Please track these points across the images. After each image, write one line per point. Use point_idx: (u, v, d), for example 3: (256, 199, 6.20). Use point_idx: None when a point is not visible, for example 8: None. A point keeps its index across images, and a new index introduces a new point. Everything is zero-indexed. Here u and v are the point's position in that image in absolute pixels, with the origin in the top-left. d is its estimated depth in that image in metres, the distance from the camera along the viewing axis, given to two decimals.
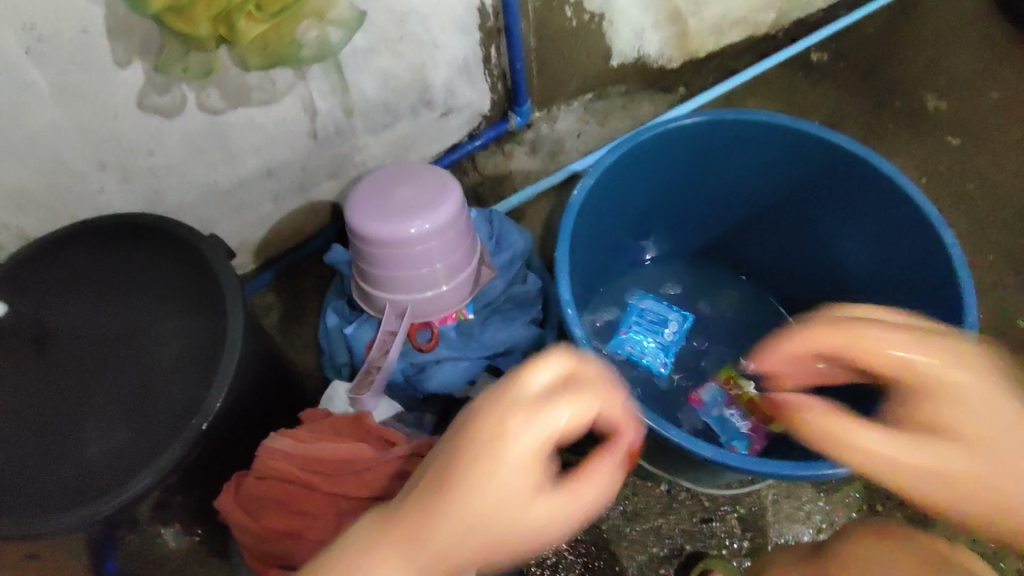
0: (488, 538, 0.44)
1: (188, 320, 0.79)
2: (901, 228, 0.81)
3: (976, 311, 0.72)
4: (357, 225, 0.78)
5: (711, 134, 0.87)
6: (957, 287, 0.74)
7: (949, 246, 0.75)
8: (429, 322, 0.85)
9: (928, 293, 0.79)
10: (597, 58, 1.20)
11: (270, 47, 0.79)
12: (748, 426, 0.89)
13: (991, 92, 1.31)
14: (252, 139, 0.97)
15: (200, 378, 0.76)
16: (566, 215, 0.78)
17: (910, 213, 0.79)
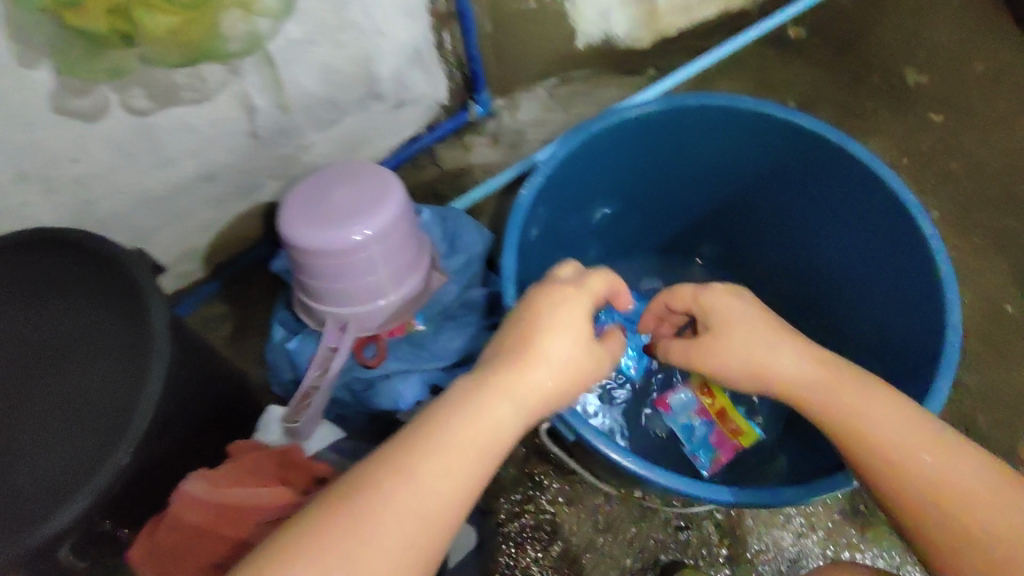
0: (567, 376, 0.58)
1: (106, 324, 0.69)
2: (882, 220, 0.75)
3: (959, 310, 0.67)
4: (289, 235, 0.71)
5: (673, 122, 0.80)
6: (937, 282, 0.69)
7: (930, 238, 0.70)
8: (376, 335, 0.79)
9: (912, 287, 0.73)
10: (559, 41, 1.13)
11: (188, 41, 0.73)
12: (713, 437, 0.89)
13: (976, 63, 1.25)
14: (187, 142, 0.90)
15: (128, 390, 0.66)
16: (512, 220, 0.73)
17: (889, 203, 0.74)
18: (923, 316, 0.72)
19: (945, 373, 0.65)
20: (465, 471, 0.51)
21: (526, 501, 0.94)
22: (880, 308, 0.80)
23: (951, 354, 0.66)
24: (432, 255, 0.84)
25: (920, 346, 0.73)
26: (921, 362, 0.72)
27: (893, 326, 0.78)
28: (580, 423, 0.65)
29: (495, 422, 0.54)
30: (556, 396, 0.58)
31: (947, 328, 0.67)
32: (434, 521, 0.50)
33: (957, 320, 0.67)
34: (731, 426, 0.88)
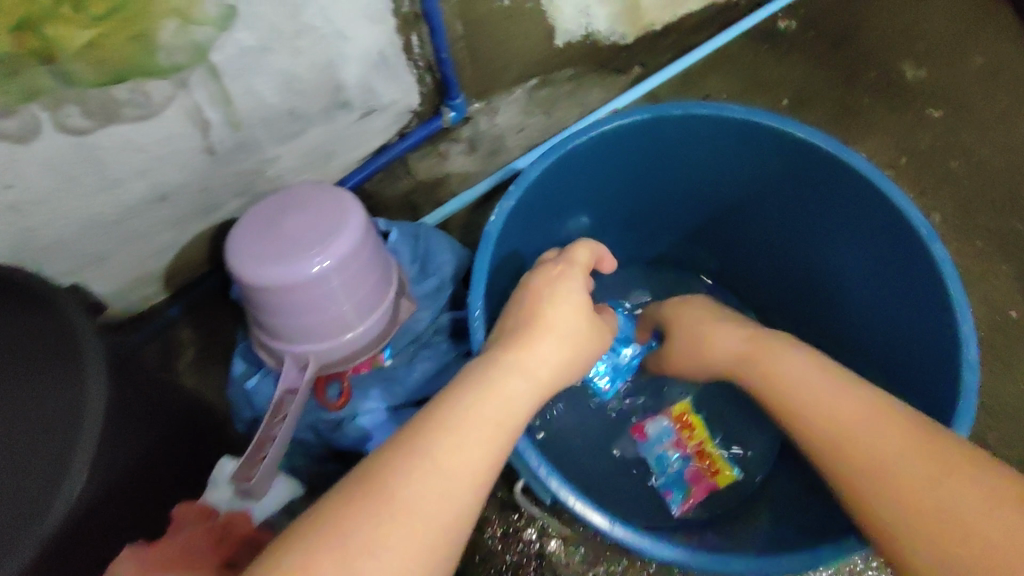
0: (566, 354, 0.64)
1: (23, 336, 0.61)
2: (892, 238, 0.69)
3: (975, 346, 0.62)
4: (239, 269, 0.65)
5: (657, 133, 0.74)
6: (949, 310, 0.64)
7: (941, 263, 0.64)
8: (340, 372, 0.73)
9: (917, 308, 0.68)
10: (538, 40, 1.06)
11: (115, 52, 0.68)
12: (688, 473, 0.85)
13: (974, 56, 1.19)
14: (134, 160, 0.82)
15: (59, 434, 0.56)
16: (480, 250, 0.66)
17: (895, 220, 0.68)
18: (932, 344, 0.67)
19: (964, 414, 0.60)
20: (489, 439, 0.53)
21: (511, 539, 0.88)
22: (884, 331, 0.74)
23: (969, 392, 0.60)
24: (400, 281, 0.77)
25: (931, 375, 0.67)
26: (932, 390, 0.67)
27: (901, 354, 0.72)
28: (561, 487, 0.61)
29: (511, 394, 0.57)
30: (557, 374, 0.62)
31: (962, 365, 0.62)
32: (466, 483, 0.50)
33: (974, 357, 0.62)
34: (710, 463, 0.86)
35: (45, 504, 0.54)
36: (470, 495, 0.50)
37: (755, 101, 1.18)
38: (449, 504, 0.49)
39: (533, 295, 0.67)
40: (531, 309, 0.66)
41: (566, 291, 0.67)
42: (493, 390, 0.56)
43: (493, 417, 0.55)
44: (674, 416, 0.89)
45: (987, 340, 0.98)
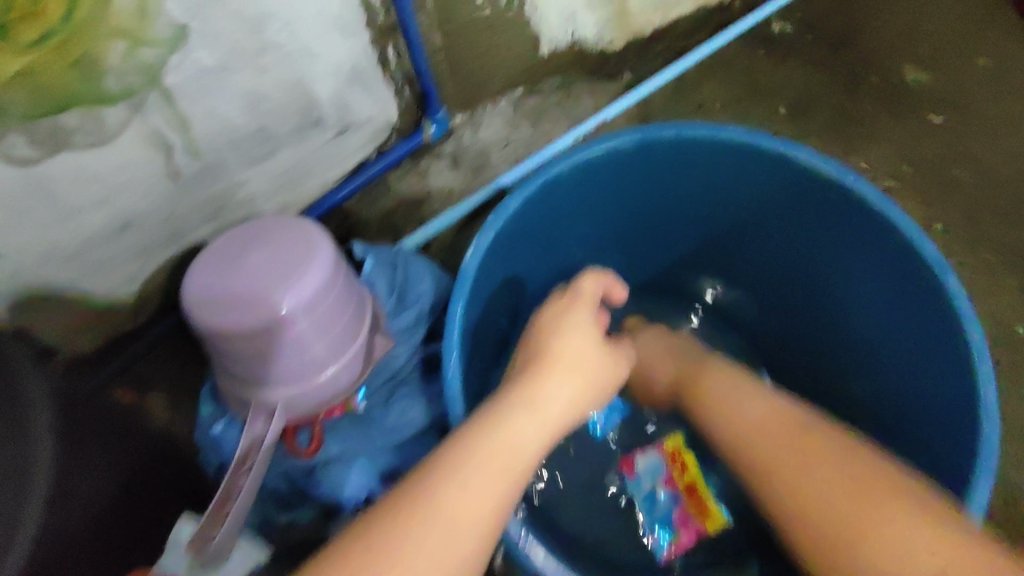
0: (581, 388, 0.59)
1: None
2: (900, 269, 0.65)
3: (994, 390, 0.57)
4: (198, 315, 0.60)
5: (647, 156, 0.71)
6: (965, 350, 0.59)
7: (956, 299, 0.60)
8: (312, 418, 0.68)
9: (931, 341, 0.64)
10: (522, 49, 1.01)
11: (54, 79, 0.63)
12: (676, 515, 0.80)
13: (978, 57, 1.15)
14: (91, 191, 0.76)
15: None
16: (457, 288, 0.62)
17: (901, 250, 0.64)
18: (947, 387, 0.62)
19: (987, 466, 0.54)
20: (500, 485, 0.49)
21: None
22: (896, 365, 0.70)
23: (991, 441, 0.55)
24: (375, 317, 0.72)
25: (948, 415, 0.62)
26: (948, 430, 0.62)
27: (913, 394, 0.67)
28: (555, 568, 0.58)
29: (524, 432, 0.53)
30: (574, 411, 0.58)
31: (981, 412, 0.57)
32: (473, 536, 0.46)
33: (993, 402, 0.56)
34: (700, 505, 0.80)
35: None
36: (476, 549, 0.46)
37: (752, 108, 1.12)
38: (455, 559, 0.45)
39: (544, 325, 0.64)
40: (543, 340, 0.62)
41: (577, 321, 0.64)
42: (505, 429, 0.52)
43: (504, 461, 0.50)
44: (664, 452, 0.83)
45: (1000, 360, 0.93)
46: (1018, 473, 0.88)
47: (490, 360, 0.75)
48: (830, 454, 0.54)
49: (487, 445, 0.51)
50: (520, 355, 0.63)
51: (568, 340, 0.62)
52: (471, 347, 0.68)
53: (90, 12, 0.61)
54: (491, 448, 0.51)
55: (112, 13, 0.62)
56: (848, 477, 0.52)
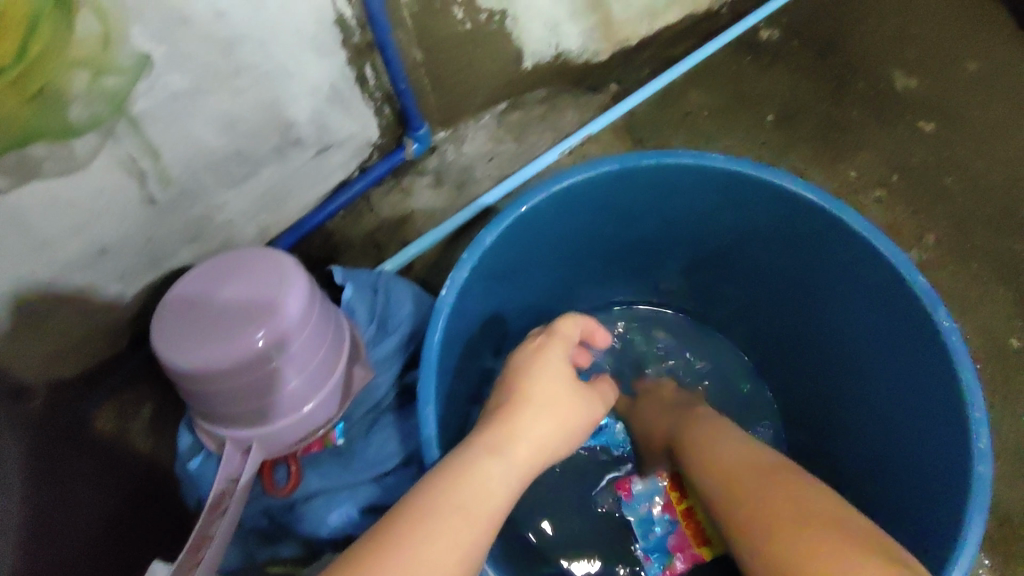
0: (552, 434, 0.57)
1: None
2: (889, 298, 0.66)
3: (987, 432, 0.57)
4: (167, 354, 0.59)
5: (629, 182, 0.70)
6: (957, 386, 0.59)
7: (947, 334, 0.60)
8: (289, 452, 0.68)
9: (922, 369, 0.63)
10: (504, 63, 0.99)
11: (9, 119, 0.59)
12: (672, 542, 0.75)
13: (966, 62, 1.13)
14: (64, 220, 0.73)
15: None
16: (431, 326, 0.60)
17: (889, 279, 0.64)
18: (934, 419, 0.62)
19: (977, 506, 0.55)
20: (463, 542, 0.47)
21: None
22: (887, 390, 0.69)
23: (982, 483, 0.55)
24: (354, 345, 0.72)
25: (937, 443, 0.62)
26: (938, 458, 0.61)
27: (902, 421, 0.67)
28: None
29: (489, 485, 0.51)
30: (543, 458, 0.57)
31: (973, 454, 0.56)
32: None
33: (986, 445, 0.56)
34: (698, 534, 0.74)
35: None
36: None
37: (740, 116, 1.11)
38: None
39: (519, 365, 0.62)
40: (515, 383, 0.60)
41: (551, 361, 0.62)
42: (470, 481, 0.50)
43: (468, 514, 0.48)
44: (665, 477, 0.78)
45: (989, 374, 0.93)
46: (1007, 489, 0.87)
47: (471, 387, 0.74)
48: (791, 490, 0.55)
49: (450, 498, 0.49)
50: (491, 399, 0.61)
51: (540, 382, 0.60)
52: (451, 378, 0.67)
53: (48, 44, 0.58)
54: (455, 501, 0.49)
55: (74, 43, 0.60)
56: (807, 514, 0.52)
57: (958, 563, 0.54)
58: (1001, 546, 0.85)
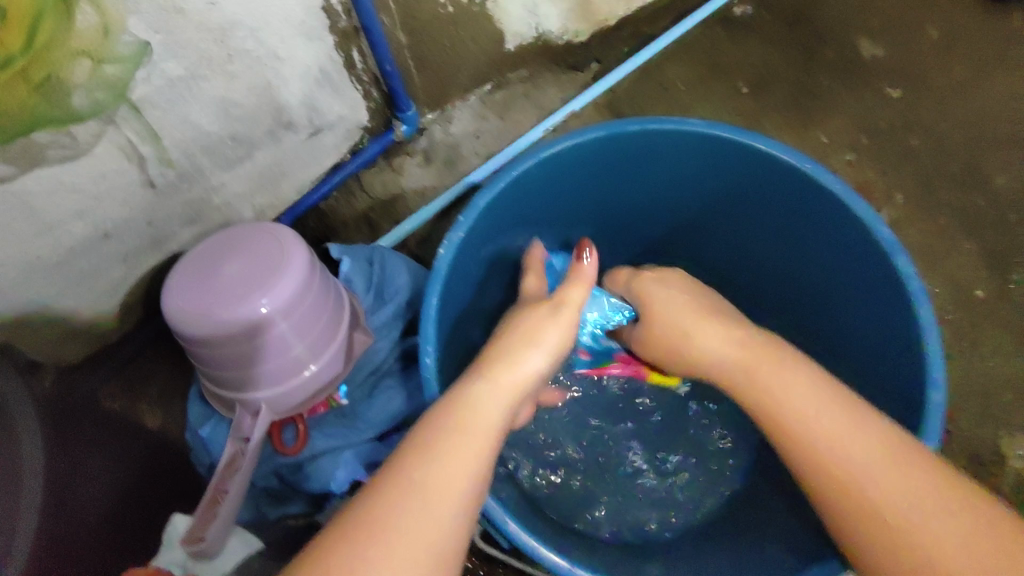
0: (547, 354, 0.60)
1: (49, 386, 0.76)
2: (856, 257, 0.66)
3: (940, 363, 0.57)
4: (178, 321, 0.62)
5: (611, 147, 0.71)
6: (915, 327, 0.60)
7: (907, 277, 0.61)
8: (294, 416, 0.71)
9: (876, 321, 0.66)
10: (487, 44, 1.03)
11: (13, 109, 0.62)
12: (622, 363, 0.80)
13: (929, 30, 1.18)
14: (69, 203, 0.76)
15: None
16: (426, 294, 0.62)
17: (857, 236, 0.65)
18: (895, 354, 0.63)
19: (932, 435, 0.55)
20: (459, 461, 0.49)
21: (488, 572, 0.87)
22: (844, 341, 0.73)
23: (937, 410, 0.56)
24: (354, 313, 0.75)
25: (890, 375, 0.64)
26: (896, 391, 0.63)
27: (866, 365, 0.69)
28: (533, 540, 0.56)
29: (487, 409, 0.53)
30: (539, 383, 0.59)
31: (929, 386, 0.57)
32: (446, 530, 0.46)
33: (942, 375, 0.57)
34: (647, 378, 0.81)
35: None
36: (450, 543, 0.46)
37: (715, 88, 1.15)
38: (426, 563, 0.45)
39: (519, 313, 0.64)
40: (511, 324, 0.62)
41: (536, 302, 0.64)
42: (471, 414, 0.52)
43: (472, 441, 0.51)
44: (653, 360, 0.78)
45: (960, 322, 0.97)
46: (983, 429, 0.92)
47: (467, 347, 0.77)
48: (822, 396, 0.55)
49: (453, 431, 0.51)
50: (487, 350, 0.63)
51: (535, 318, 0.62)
52: (447, 339, 0.70)
53: (52, 33, 0.61)
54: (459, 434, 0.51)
55: (75, 33, 0.62)
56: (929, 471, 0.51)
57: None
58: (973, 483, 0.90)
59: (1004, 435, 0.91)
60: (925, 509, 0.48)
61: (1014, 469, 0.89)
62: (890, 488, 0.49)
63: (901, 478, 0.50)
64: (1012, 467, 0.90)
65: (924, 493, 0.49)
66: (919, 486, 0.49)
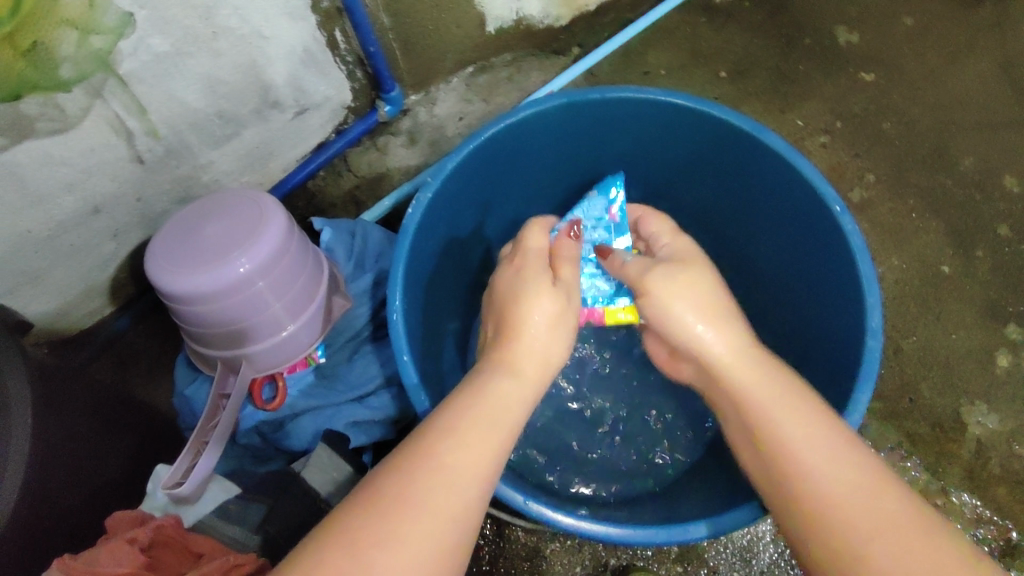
0: (548, 344, 0.60)
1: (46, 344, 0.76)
2: (806, 221, 0.70)
3: (879, 313, 0.62)
4: (161, 280, 0.65)
5: (576, 115, 0.74)
6: (859, 284, 0.63)
7: (850, 235, 0.64)
8: (274, 373, 0.74)
9: (827, 285, 0.69)
10: (469, 28, 1.05)
11: (5, 72, 0.65)
12: None
13: (904, 17, 1.21)
14: (58, 175, 0.78)
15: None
16: (397, 249, 0.65)
17: (808, 199, 0.68)
18: (842, 311, 0.67)
19: (866, 384, 0.60)
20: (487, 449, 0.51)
21: None
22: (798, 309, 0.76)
23: (872, 362, 0.61)
24: (334, 278, 0.78)
25: (839, 333, 0.67)
26: (844, 350, 0.66)
27: (817, 325, 0.72)
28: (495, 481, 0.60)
29: (507, 400, 0.55)
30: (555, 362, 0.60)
31: (866, 332, 0.62)
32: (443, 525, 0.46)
33: (878, 324, 0.62)
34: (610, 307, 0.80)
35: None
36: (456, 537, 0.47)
37: (693, 74, 1.18)
38: (422, 555, 0.44)
39: (510, 287, 0.64)
40: (503, 306, 0.63)
41: (536, 274, 0.64)
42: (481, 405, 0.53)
43: (482, 435, 0.51)
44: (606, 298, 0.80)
45: (926, 296, 1.00)
46: (945, 399, 0.95)
47: (443, 314, 0.80)
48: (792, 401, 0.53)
49: (463, 422, 0.52)
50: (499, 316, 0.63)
51: (534, 301, 0.61)
52: (422, 303, 0.73)
53: (38, 3, 0.63)
54: (469, 426, 0.51)
55: (62, 4, 0.65)
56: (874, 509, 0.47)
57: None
58: (936, 450, 0.93)
59: (964, 404, 0.95)
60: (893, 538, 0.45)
61: (973, 436, 0.93)
62: (845, 496, 0.48)
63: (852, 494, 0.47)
64: (970, 434, 0.93)
65: (894, 518, 0.46)
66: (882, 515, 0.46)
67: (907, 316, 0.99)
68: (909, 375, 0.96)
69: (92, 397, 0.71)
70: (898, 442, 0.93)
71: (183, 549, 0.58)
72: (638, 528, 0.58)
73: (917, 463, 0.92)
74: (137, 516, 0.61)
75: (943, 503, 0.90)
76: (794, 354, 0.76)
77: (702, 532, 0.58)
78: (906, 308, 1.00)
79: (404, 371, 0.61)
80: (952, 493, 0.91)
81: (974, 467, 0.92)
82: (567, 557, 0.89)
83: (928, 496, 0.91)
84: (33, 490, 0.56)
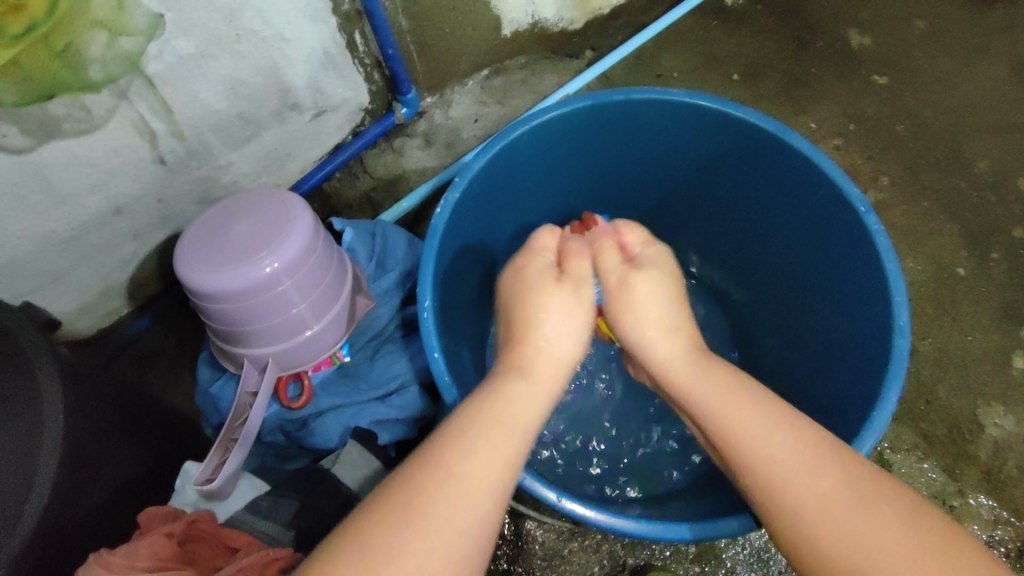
0: (552, 339, 0.61)
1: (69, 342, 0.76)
2: (824, 219, 0.71)
3: (905, 312, 0.63)
4: (189, 279, 0.66)
5: (599, 117, 0.75)
6: (884, 282, 0.64)
7: (875, 234, 0.65)
8: (299, 372, 0.75)
9: (849, 285, 0.70)
10: (486, 31, 1.06)
11: (38, 72, 0.66)
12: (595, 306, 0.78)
13: (916, 21, 1.22)
14: (82, 177, 0.79)
15: (19, 452, 0.54)
16: (428, 246, 0.66)
17: (831, 198, 0.69)
18: (867, 309, 0.67)
19: (892, 380, 0.61)
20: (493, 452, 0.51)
21: None
22: (817, 310, 0.76)
23: (898, 362, 0.62)
24: (356, 278, 0.78)
25: (865, 332, 0.67)
26: (868, 349, 0.67)
27: (838, 324, 0.73)
28: (529, 478, 0.60)
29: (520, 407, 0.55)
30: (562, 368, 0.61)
31: (893, 331, 0.63)
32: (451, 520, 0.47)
33: (904, 322, 0.63)
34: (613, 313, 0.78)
35: (8, 519, 0.52)
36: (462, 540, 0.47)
37: (704, 77, 1.19)
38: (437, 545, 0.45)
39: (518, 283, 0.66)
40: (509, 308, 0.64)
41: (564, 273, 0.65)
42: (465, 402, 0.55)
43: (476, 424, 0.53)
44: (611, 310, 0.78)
45: (942, 297, 1.01)
46: (962, 401, 0.95)
47: (465, 314, 0.81)
48: (737, 394, 0.56)
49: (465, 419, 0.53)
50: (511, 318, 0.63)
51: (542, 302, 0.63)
52: (446, 302, 0.74)
53: (72, 4, 0.64)
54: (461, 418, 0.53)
55: (93, 5, 0.65)
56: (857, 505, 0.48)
57: (870, 434, 0.60)
58: (953, 452, 0.93)
59: (981, 405, 0.95)
60: (863, 513, 0.48)
61: (989, 437, 0.93)
62: (828, 496, 0.49)
63: (816, 477, 0.50)
64: (987, 435, 0.93)
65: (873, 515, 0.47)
66: (851, 498, 0.49)
67: (923, 317, 1.00)
68: (925, 375, 0.96)
69: (118, 395, 0.72)
70: (914, 443, 0.93)
71: (215, 544, 0.62)
72: (666, 524, 0.59)
73: (934, 463, 0.92)
74: (167, 511, 0.63)
75: (960, 504, 0.90)
76: (816, 354, 0.76)
77: (732, 528, 0.59)
78: (921, 309, 1.00)
79: (436, 368, 0.62)
80: (971, 494, 0.91)
81: (992, 468, 0.92)
82: (585, 556, 0.89)
83: (945, 497, 0.91)
84: (69, 485, 0.57)
